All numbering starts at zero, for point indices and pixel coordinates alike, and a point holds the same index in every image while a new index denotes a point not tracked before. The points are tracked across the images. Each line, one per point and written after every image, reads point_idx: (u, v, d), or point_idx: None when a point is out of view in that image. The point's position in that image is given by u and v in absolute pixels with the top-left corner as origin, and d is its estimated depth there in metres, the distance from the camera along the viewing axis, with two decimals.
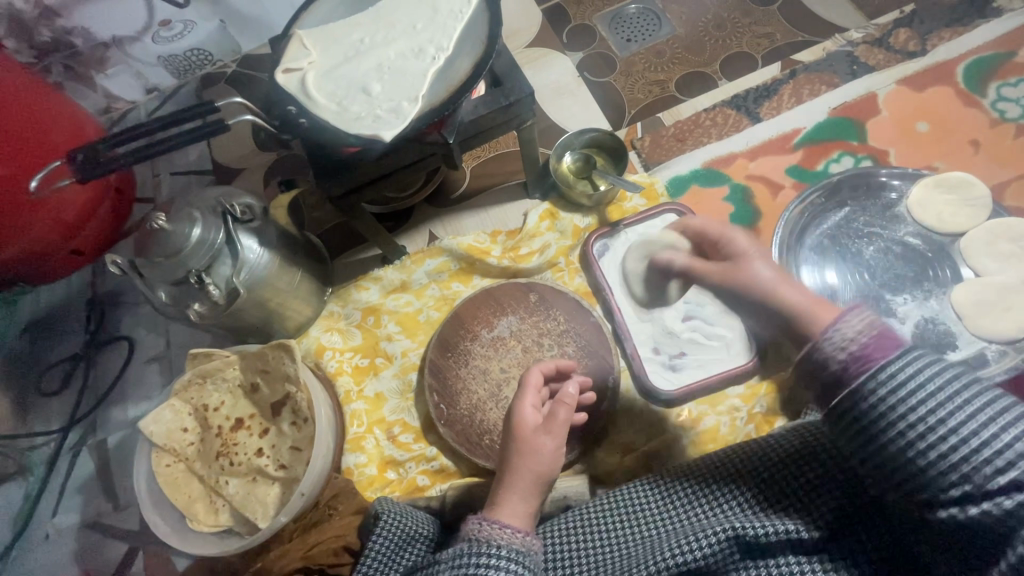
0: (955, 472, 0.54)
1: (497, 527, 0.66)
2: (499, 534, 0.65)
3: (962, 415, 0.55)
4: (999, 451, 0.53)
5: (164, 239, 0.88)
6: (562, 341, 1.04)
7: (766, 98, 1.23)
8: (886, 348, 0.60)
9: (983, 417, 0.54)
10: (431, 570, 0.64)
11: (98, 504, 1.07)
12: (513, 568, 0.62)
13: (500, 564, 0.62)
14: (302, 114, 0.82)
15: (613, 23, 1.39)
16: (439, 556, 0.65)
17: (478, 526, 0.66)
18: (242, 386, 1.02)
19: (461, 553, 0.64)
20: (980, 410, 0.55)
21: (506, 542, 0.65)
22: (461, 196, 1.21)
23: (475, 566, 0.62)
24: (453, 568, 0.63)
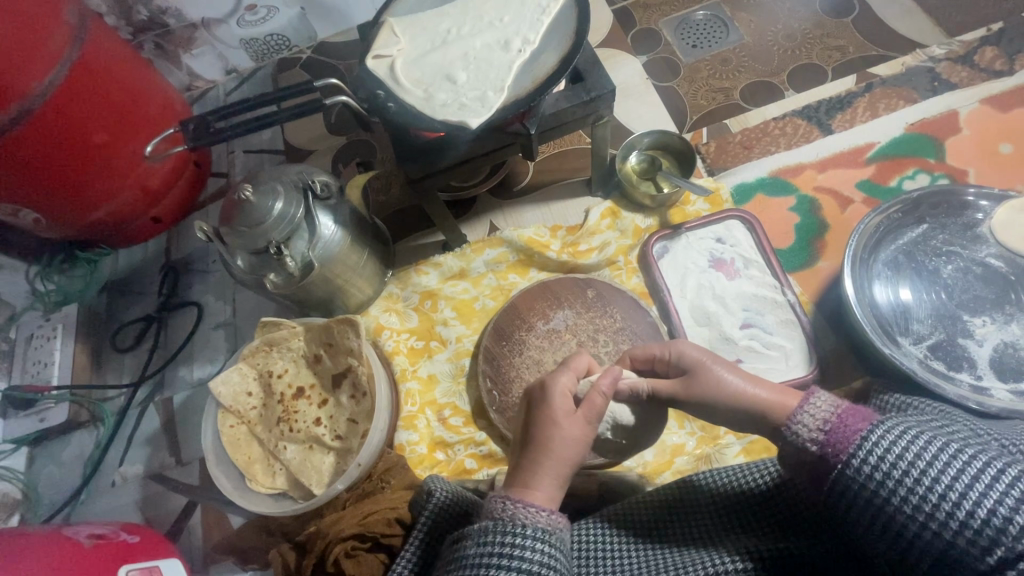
0: (968, 534, 0.49)
1: (521, 505, 0.65)
2: (523, 513, 0.64)
3: (980, 468, 0.50)
4: (1006, 515, 0.47)
5: (248, 210, 0.94)
6: (617, 338, 1.04)
7: (839, 111, 1.21)
8: (848, 428, 0.57)
9: (1002, 474, 0.49)
10: (458, 548, 0.64)
11: (162, 457, 1.13)
12: (537, 548, 0.61)
13: (525, 544, 0.61)
14: (389, 99, 0.86)
15: (681, 29, 1.39)
16: (465, 533, 0.65)
17: (502, 505, 0.65)
18: (306, 357, 1.06)
19: (483, 534, 0.63)
20: (1003, 468, 0.49)
21: (531, 521, 0.63)
22: (523, 190, 1.23)
23: (501, 545, 0.61)
24: (479, 546, 0.62)
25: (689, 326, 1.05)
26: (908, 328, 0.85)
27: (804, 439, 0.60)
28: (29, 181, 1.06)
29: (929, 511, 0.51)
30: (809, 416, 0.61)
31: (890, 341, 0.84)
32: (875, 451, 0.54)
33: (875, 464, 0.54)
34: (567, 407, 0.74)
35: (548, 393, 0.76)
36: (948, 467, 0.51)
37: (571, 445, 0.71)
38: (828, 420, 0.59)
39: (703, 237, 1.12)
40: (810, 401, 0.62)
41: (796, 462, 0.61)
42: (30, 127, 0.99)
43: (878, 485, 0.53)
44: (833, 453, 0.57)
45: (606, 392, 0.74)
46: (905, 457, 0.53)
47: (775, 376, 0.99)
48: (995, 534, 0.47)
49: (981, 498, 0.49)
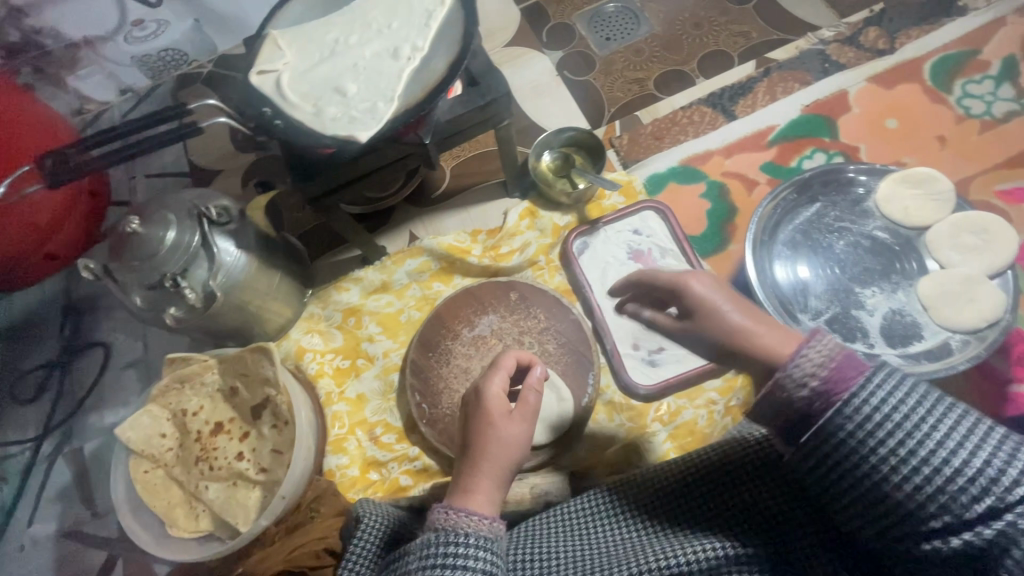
0: (960, 484, 0.49)
1: (462, 514, 0.63)
2: (465, 522, 0.63)
3: (962, 423, 0.51)
4: (993, 475, 0.49)
5: (138, 243, 0.88)
6: (542, 338, 1.04)
7: (741, 96, 1.24)
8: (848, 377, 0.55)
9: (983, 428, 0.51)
10: (399, 565, 0.61)
11: (76, 513, 1.06)
12: (479, 556, 0.60)
13: (468, 552, 0.60)
14: (276, 116, 0.82)
15: (593, 22, 1.40)
16: (406, 548, 0.62)
17: (444, 515, 0.63)
18: (222, 390, 1.01)
19: (427, 544, 0.61)
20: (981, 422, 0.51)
21: (472, 530, 0.62)
22: (442, 195, 1.21)
23: (442, 557, 0.59)
24: (420, 561, 0.60)
25: (612, 320, 1.06)
26: (806, 305, 0.89)
27: (799, 379, 0.57)
28: None
29: (922, 463, 0.51)
30: (803, 358, 0.58)
31: (790, 318, 0.87)
32: (872, 402, 0.53)
33: (873, 415, 0.53)
34: (504, 408, 0.74)
35: (482, 397, 0.75)
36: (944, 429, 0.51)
37: (506, 445, 0.71)
38: (820, 372, 0.56)
39: (620, 230, 1.13)
40: (807, 348, 0.59)
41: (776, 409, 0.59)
42: None
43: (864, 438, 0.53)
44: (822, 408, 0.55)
45: (536, 387, 0.76)
46: (898, 410, 0.53)
47: (695, 361, 1.02)
48: (969, 501, 0.49)
49: (973, 451, 0.50)
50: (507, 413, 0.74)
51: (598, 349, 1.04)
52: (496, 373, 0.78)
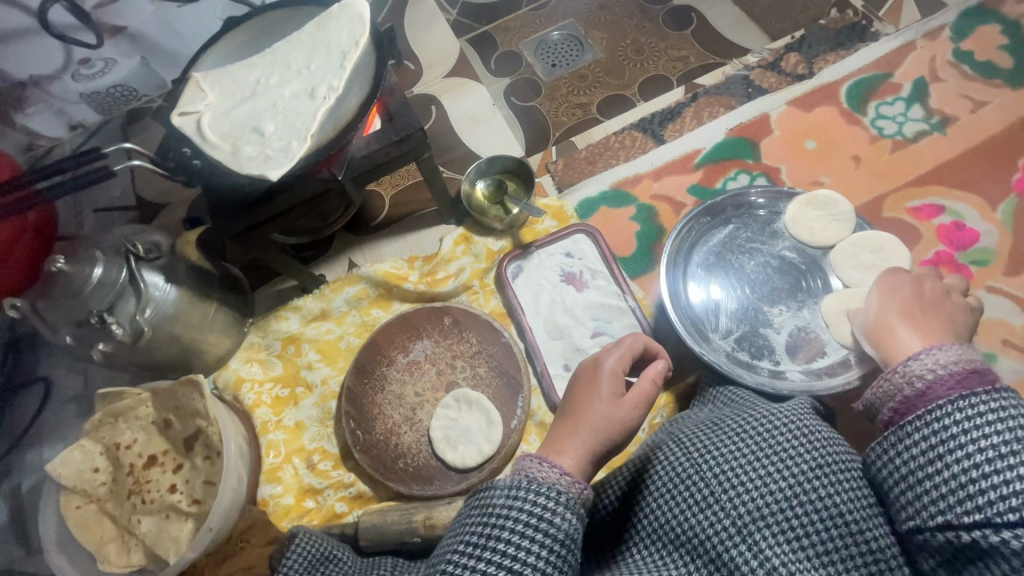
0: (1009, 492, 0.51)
1: (556, 470, 0.63)
2: (554, 477, 0.63)
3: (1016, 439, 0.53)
4: None
5: (65, 281, 0.89)
6: (474, 361, 1.07)
7: (670, 121, 1.29)
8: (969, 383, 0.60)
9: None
10: (487, 498, 0.63)
11: (10, 551, 1.05)
12: (564, 514, 0.61)
13: (552, 509, 0.61)
14: (196, 156, 0.85)
15: (539, 49, 1.46)
16: (495, 484, 0.63)
17: (535, 465, 0.64)
18: (156, 423, 1.02)
19: (514, 487, 0.62)
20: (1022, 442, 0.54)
21: (563, 488, 0.62)
22: (381, 223, 1.24)
23: (528, 505, 0.61)
24: (506, 503, 0.61)
25: (542, 342, 1.09)
26: (718, 324, 0.92)
27: (918, 372, 0.63)
28: None
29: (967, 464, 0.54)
30: (934, 355, 0.64)
31: (702, 338, 0.90)
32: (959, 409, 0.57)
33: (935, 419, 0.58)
34: (615, 389, 0.74)
35: (598, 374, 0.75)
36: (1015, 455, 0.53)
37: (609, 424, 0.70)
38: (946, 370, 0.62)
39: (553, 253, 1.17)
40: (936, 351, 0.64)
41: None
42: None
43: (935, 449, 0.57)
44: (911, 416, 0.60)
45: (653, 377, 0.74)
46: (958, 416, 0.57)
47: None
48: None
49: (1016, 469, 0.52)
50: (615, 394, 0.73)
51: (529, 371, 1.06)
52: (616, 349, 0.78)
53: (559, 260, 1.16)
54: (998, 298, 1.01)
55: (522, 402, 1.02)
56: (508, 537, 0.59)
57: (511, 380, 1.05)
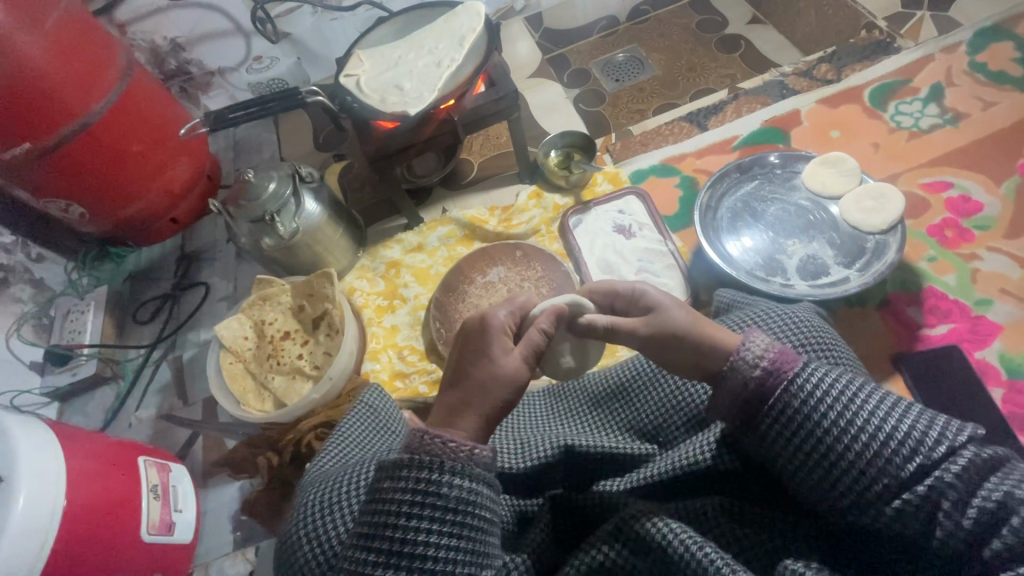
0: (894, 447, 0.59)
1: (443, 441, 0.66)
2: (441, 448, 0.65)
3: (882, 410, 0.61)
4: (919, 436, 0.59)
5: (251, 189, 1.24)
6: (538, 283, 1.32)
7: (714, 115, 1.55)
8: (789, 359, 0.67)
9: (886, 408, 0.62)
10: (375, 486, 0.66)
11: (172, 401, 1.37)
12: (456, 483, 0.64)
13: (440, 480, 0.64)
14: (355, 102, 1.19)
15: (606, 68, 1.80)
16: (378, 475, 0.66)
17: (424, 440, 0.66)
18: (292, 308, 1.31)
19: (398, 467, 0.65)
20: (883, 404, 0.62)
21: (453, 459, 0.65)
22: (469, 182, 1.54)
23: (415, 482, 0.64)
24: (392, 484, 0.64)
25: (595, 274, 1.33)
26: (742, 252, 1.13)
27: (751, 363, 0.68)
28: (81, 180, 1.37)
29: (854, 434, 0.61)
30: (751, 348, 0.69)
31: (727, 261, 1.12)
32: (808, 386, 0.65)
33: (811, 393, 0.64)
34: (506, 345, 0.78)
35: (489, 332, 0.79)
36: (859, 403, 0.62)
37: (501, 381, 0.75)
38: (770, 353, 0.68)
39: (608, 210, 1.42)
40: (750, 338, 0.70)
41: (737, 393, 0.68)
42: (85, 137, 1.33)
43: (803, 410, 0.64)
44: (765, 385, 0.66)
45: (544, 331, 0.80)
46: (831, 393, 0.64)
47: None
48: (884, 464, 0.59)
49: (895, 431, 0.60)
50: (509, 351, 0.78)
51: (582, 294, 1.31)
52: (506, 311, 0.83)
53: (611, 214, 1.41)
54: (996, 255, 1.17)
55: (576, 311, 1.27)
56: (406, 521, 0.63)
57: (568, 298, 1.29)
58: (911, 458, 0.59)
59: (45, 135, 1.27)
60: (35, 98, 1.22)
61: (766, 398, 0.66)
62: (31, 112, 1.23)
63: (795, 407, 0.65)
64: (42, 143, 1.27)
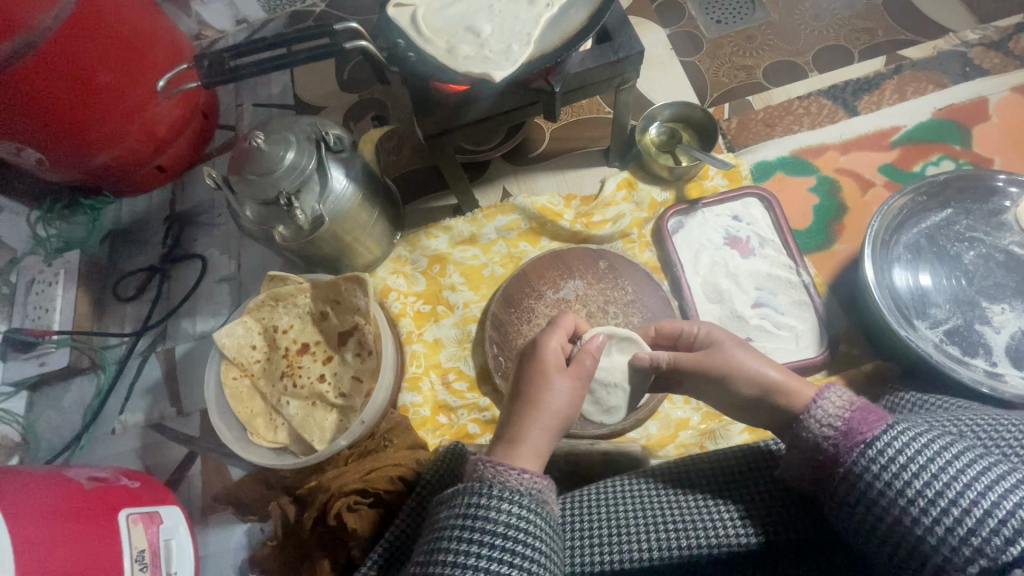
0: (992, 525, 0.47)
1: (506, 469, 0.65)
2: (507, 476, 0.64)
3: (981, 479, 0.49)
4: None
5: (260, 158, 0.91)
6: (627, 310, 1.03)
7: (866, 92, 1.18)
8: (868, 421, 0.57)
9: (983, 477, 0.49)
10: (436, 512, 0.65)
11: (162, 408, 1.12)
12: (507, 508, 0.61)
13: (492, 503, 0.61)
14: (409, 48, 0.83)
15: (706, 2, 1.37)
16: (443, 498, 0.65)
17: (484, 466, 0.65)
18: (312, 313, 1.04)
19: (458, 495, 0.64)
20: (983, 471, 0.49)
21: (511, 483, 0.63)
22: (539, 156, 1.20)
23: (469, 505, 0.62)
24: (451, 512, 0.62)
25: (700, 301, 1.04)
26: (926, 312, 0.84)
27: (820, 426, 0.60)
28: (33, 118, 1.03)
29: (940, 509, 0.49)
30: (827, 406, 0.61)
31: (906, 324, 0.83)
32: (888, 450, 0.54)
33: (889, 458, 0.53)
34: (560, 363, 0.77)
35: (542, 350, 0.78)
36: (945, 468, 0.51)
37: (561, 402, 0.74)
38: (844, 419, 0.59)
39: (719, 214, 1.10)
40: (826, 399, 0.62)
41: (806, 455, 0.60)
42: (35, 60, 0.97)
43: (875, 476, 0.54)
44: (832, 450, 0.58)
45: (594, 351, 0.78)
46: (916, 460, 0.52)
47: (783, 355, 0.98)
48: (974, 547, 0.47)
49: (993, 508, 0.47)
50: (563, 369, 0.77)
51: None
52: (556, 331, 0.81)
53: (721, 221, 1.10)
54: None
55: None
56: (453, 547, 0.59)
57: None
58: (1011, 544, 0.45)
59: None
60: None
61: (835, 461, 0.57)
62: None
63: (865, 475, 0.54)
64: None
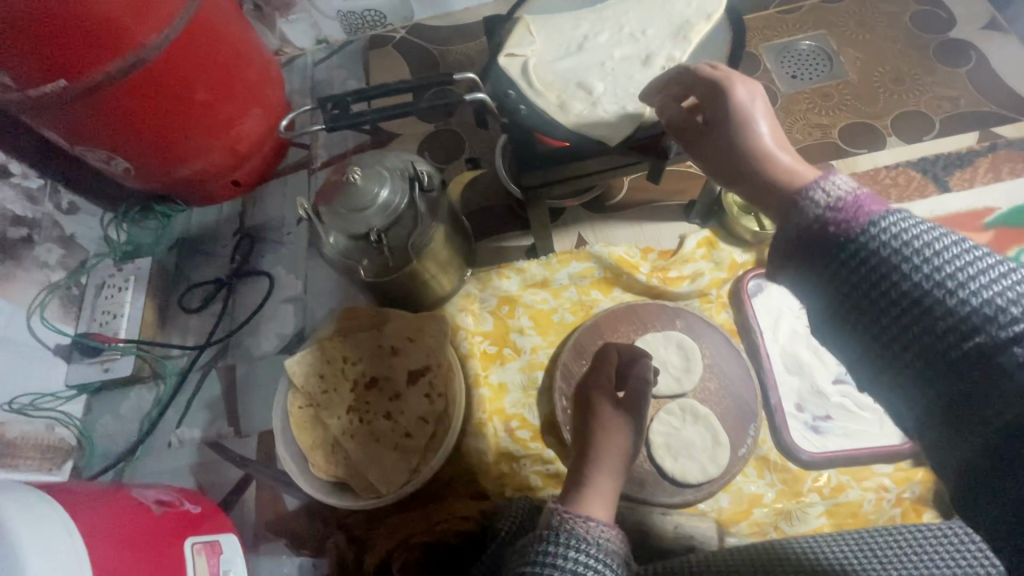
0: (963, 314, 0.44)
1: (578, 518, 0.65)
2: (580, 526, 0.64)
3: (970, 275, 0.45)
4: (1004, 303, 0.43)
5: (353, 194, 0.91)
6: (704, 375, 1.01)
7: (958, 167, 1.16)
8: (872, 205, 0.50)
9: (975, 268, 0.45)
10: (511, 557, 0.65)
11: (220, 426, 1.12)
12: (579, 559, 0.61)
13: (562, 552, 0.62)
14: (520, 101, 0.84)
15: (782, 56, 1.36)
16: (519, 544, 0.66)
17: (560, 516, 0.66)
18: (382, 348, 1.03)
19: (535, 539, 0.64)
20: (974, 264, 0.45)
21: (583, 534, 0.64)
22: (617, 206, 1.20)
23: (546, 554, 0.62)
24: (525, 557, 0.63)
25: (780, 373, 1.01)
26: None
27: (817, 198, 0.52)
28: (128, 130, 1.04)
29: (923, 298, 0.46)
30: (827, 187, 0.52)
31: None
32: (883, 234, 0.48)
33: (885, 245, 0.48)
34: (614, 397, 0.82)
35: (594, 389, 0.84)
36: (949, 259, 0.46)
37: (626, 450, 0.78)
38: (845, 196, 0.51)
39: None
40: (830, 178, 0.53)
41: (797, 228, 0.53)
42: (139, 75, 0.98)
43: (885, 261, 0.48)
44: (835, 224, 0.51)
45: (645, 378, 0.83)
46: (909, 249, 0.47)
47: (867, 439, 0.95)
48: (981, 323, 0.44)
49: (971, 294, 0.44)
50: (618, 406, 0.81)
51: (761, 401, 0.98)
52: (602, 368, 0.87)
53: None
54: None
55: (758, 409, 0.97)
56: None
57: (743, 403, 0.98)
58: (1017, 321, 0.42)
59: (86, 72, 0.93)
60: (78, 18, 0.86)
61: (838, 240, 0.50)
62: (70, 39, 0.88)
63: (871, 262, 0.48)
64: (83, 82, 0.93)
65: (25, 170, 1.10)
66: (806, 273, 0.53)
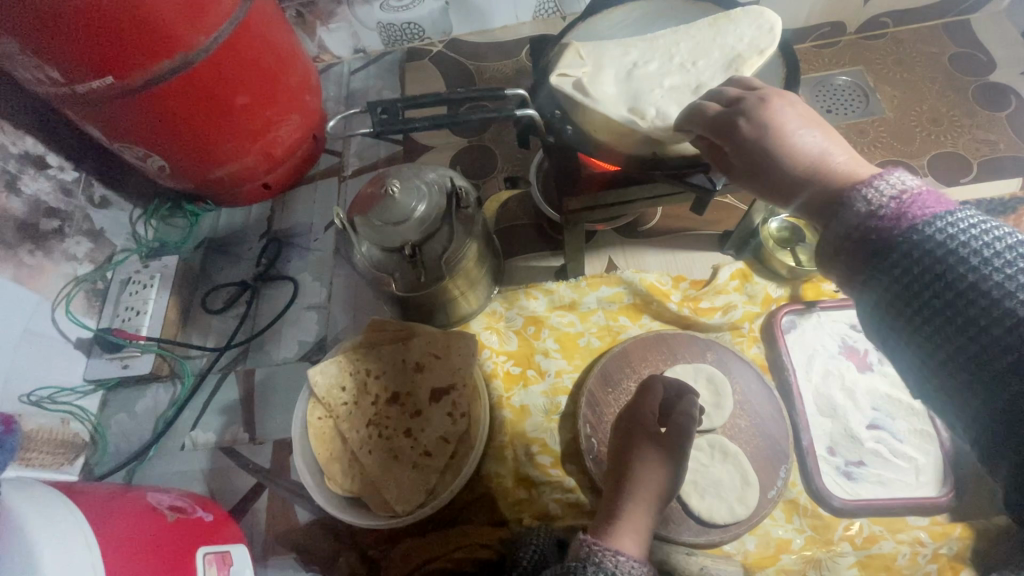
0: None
1: (609, 551, 0.64)
2: (610, 560, 0.63)
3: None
4: None
5: (391, 205, 0.92)
6: (735, 411, 0.98)
7: (1000, 213, 1.14)
8: (930, 204, 0.48)
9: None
10: None
11: (236, 431, 1.10)
12: None
13: None
14: (567, 122, 0.84)
15: (818, 90, 1.35)
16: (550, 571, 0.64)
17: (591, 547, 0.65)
18: (406, 363, 1.02)
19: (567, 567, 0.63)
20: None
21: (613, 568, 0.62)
22: (649, 232, 1.19)
23: None
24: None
25: (812, 414, 0.98)
26: None
27: (874, 196, 0.50)
28: (169, 130, 1.05)
29: (985, 293, 0.44)
30: (883, 184, 0.51)
31: None
32: (940, 232, 0.46)
33: (942, 241, 0.46)
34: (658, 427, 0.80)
35: (637, 419, 0.82)
36: (1008, 259, 0.44)
37: (664, 487, 0.75)
38: (902, 195, 0.49)
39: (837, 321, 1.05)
40: (885, 176, 0.51)
41: (847, 228, 0.51)
42: (185, 77, 0.99)
43: (942, 261, 0.46)
44: (881, 225, 0.49)
45: (688, 413, 0.80)
46: (966, 244, 0.45)
47: (902, 488, 0.91)
48: None
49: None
50: (653, 438, 0.78)
51: (792, 442, 0.95)
52: (647, 398, 0.84)
53: (834, 327, 1.04)
54: None
55: (790, 450, 0.94)
56: None
57: (774, 443, 0.95)
58: None
59: (133, 72, 0.93)
60: (131, 18, 0.87)
61: (883, 242, 0.49)
62: (121, 40, 0.88)
63: (914, 262, 0.47)
64: (129, 81, 0.94)
65: (62, 162, 1.10)
66: (845, 274, 0.52)
